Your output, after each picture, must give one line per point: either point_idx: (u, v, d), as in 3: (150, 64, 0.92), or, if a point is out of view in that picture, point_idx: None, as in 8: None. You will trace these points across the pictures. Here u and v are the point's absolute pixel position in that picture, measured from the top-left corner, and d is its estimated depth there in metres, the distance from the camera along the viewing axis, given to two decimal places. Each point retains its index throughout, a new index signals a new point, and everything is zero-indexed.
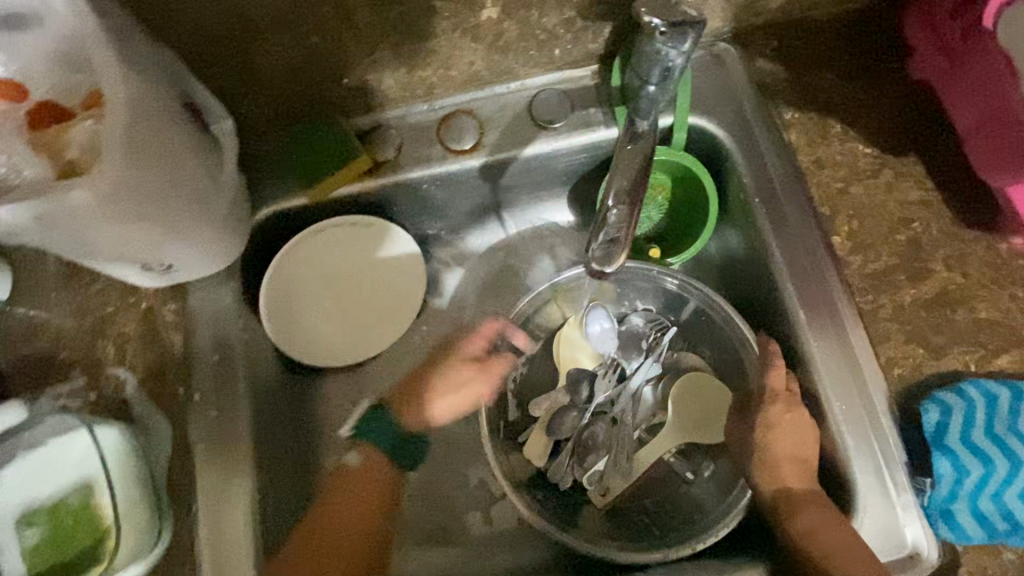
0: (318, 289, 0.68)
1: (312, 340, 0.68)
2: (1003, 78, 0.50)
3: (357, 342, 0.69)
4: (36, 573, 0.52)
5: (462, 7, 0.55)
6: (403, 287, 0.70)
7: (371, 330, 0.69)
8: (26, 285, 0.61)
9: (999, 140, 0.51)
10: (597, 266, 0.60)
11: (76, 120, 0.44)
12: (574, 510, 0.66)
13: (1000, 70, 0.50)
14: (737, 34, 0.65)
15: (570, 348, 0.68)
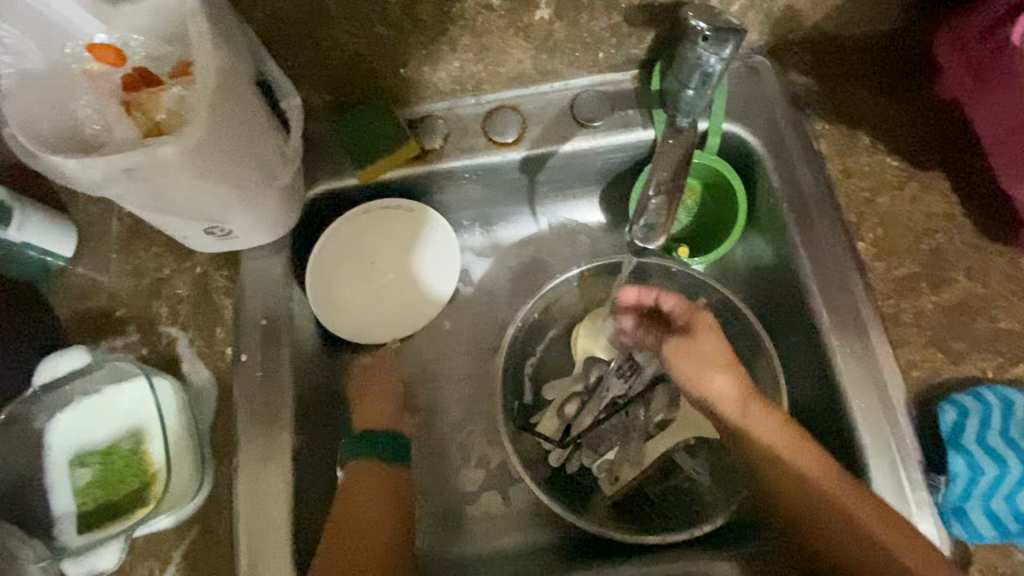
0: (356, 272, 0.72)
1: (351, 316, 0.71)
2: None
3: (393, 321, 0.72)
4: (87, 509, 0.56)
5: (517, 7, 0.59)
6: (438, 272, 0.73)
7: (405, 311, 0.72)
8: (90, 245, 0.66)
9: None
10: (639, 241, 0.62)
11: (166, 86, 0.48)
12: (584, 494, 0.68)
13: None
14: (773, 48, 0.68)
15: (588, 338, 0.71)
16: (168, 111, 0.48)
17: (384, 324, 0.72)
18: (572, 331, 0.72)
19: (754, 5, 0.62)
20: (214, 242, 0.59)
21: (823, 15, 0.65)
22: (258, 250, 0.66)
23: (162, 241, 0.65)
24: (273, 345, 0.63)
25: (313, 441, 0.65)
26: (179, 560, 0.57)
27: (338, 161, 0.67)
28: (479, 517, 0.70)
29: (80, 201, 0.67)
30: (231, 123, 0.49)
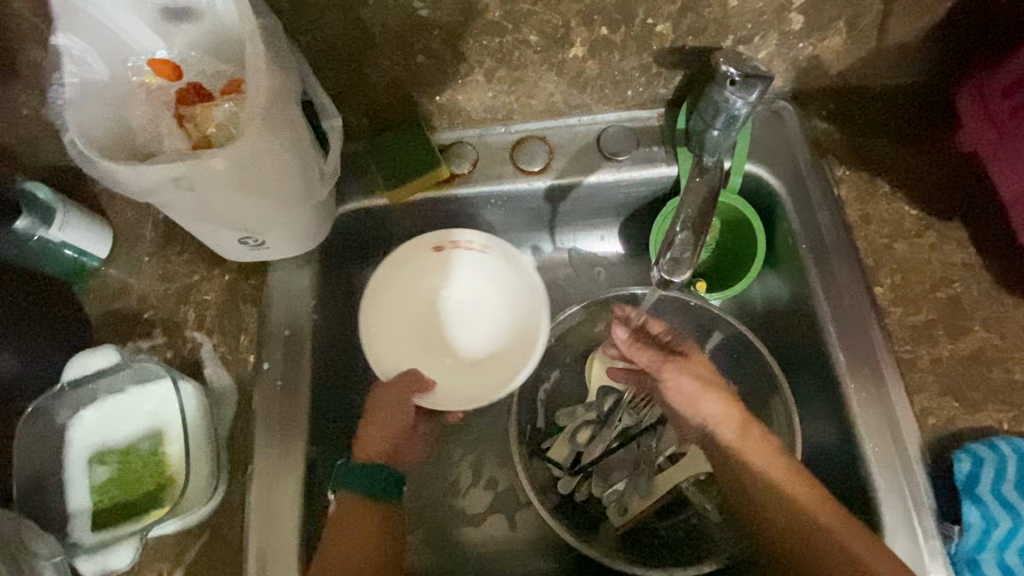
0: (427, 327, 0.71)
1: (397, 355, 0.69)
2: None
3: (469, 381, 0.69)
4: (101, 508, 0.57)
5: (553, 44, 0.61)
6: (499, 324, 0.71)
7: (484, 369, 0.69)
8: (124, 248, 0.68)
9: None
10: (665, 275, 0.60)
11: (217, 102, 0.50)
12: (591, 523, 0.67)
13: None
14: (796, 94, 0.70)
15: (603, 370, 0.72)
16: (219, 124, 0.50)
17: (455, 384, 0.69)
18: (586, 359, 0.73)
19: (781, 53, 0.65)
20: (247, 251, 0.61)
21: (847, 66, 0.67)
22: (286, 262, 0.67)
23: (194, 247, 0.67)
24: (294, 356, 0.64)
25: (328, 452, 0.66)
26: (188, 563, 0.57)
27: (370, 181, 0.69)
28: (485, 540, 0.70)
29: (118, 205, 0.69)
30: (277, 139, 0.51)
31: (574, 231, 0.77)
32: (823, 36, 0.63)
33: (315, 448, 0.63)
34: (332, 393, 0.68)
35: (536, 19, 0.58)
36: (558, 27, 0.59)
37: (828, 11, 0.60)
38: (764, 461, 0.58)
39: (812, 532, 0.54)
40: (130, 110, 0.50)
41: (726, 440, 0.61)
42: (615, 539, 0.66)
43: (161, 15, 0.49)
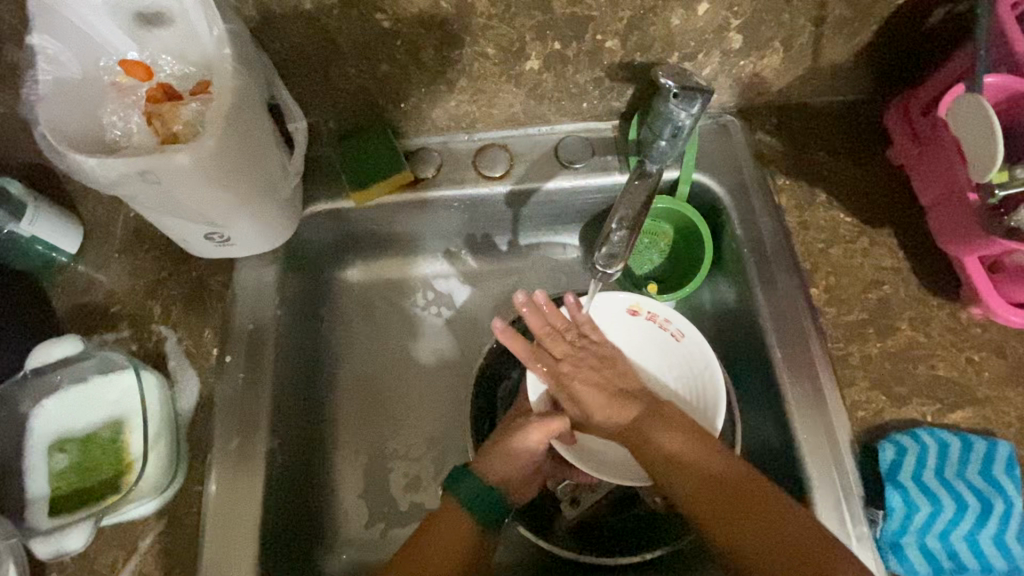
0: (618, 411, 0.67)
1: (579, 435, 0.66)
2: (955, 165, 0.58)
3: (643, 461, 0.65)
4: (59, 494, 0.58)
5: (510, 57, 0.65)
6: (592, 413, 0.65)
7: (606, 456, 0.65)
8: (94, 244, 0.70)
9: (954, 216, 0.60)
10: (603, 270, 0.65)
11: (184, 102, 0.53)
12: (544, 515, 0.70)
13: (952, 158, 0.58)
14: (741, 109, 0.75)
15: None
16: (185, 123, 0.53)
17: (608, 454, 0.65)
18: None
19: (724, 70, 0.69)
20: (213, 247, 0.64)
21: (787, 83, 0.72)
22: (253, 259, 0.70)
23: (163, 245, 0.70)
24: (258, 350, 0.66)
25: (289, 445, 0.68)
26: (144, 550, 0.58)
27: (337, 183, 0.72)
28: None
29: (90, 203, 0.71)
30: (241, 139, 0.54)
31: (535, 235, 0.81)
32: (762, 55, 0.68)
33: (275, 440, 0.65)
34: (295, 386, 0.71)
35: (492, 32, 0.62)
36: (514, 41, 0.63)
37: (764, 32, 0.65)
38: (674, 446, 0.60)
39: (744, 513, 0.55)
40: (101, 108, 0.53)
41: (622, 426, 0.64)
42: (567, 531, 0.69)
43: (134, 20, 0.52)
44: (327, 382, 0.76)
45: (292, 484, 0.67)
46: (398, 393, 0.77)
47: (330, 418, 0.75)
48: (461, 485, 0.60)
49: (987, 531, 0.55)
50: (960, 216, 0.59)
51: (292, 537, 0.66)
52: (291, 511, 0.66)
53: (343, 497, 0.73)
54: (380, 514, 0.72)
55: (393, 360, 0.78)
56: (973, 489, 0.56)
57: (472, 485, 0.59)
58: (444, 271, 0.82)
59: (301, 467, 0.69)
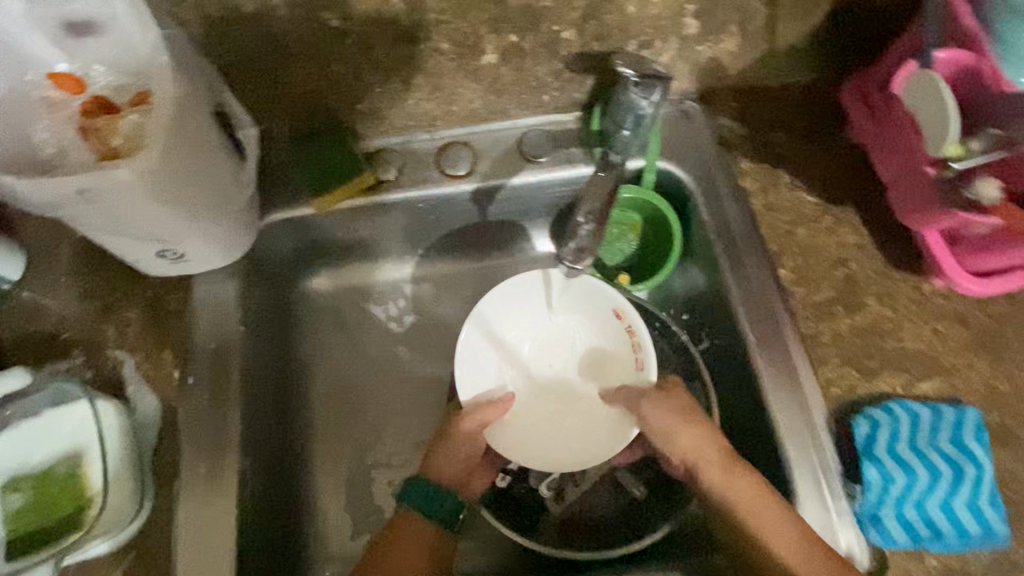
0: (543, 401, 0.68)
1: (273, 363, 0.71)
2: (911, 137, 0.57)
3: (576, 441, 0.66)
4: (17, 536, 0.55)
5: (465, 51, 0.63)
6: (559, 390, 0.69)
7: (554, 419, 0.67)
8: (38, 270, 0.66)
9: (910, 190, 0.59)
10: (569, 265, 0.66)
11: (123, 114, 0.50)
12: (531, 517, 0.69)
13: (908, 131, 0.57)
14: (702, 95, 0.75)
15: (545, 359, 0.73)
16: (126, 136, 0.49)
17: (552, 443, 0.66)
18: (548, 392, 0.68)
19: (682, 56, 0.69)
20: (167, 264, 0.61)
21: (745, 66, 0.72)
22: (210, 275, 0.67)
23: (114, 265, 0.66)
24: (222, 366, 0.64)
25: (262, 464, 0.65)
26: None
27: (295, 190, 0.70)
28: None
29: (31, 225, 0.67)
30: (187, 151, 0.51)
31: (506, 231, 0.80)
32: (719, 39, 0.68)
33: (247, 458, 0.63)
34: (266, 398, 0.69)
35: (445, 27, 0.60)
36: (468, 35, 0.62)
37: (720, 16, 0.65)
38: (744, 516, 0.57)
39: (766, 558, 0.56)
40: (32, 126, 0.49)
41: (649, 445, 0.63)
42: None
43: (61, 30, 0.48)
44: (300, 395, 0.74)
45: (268, 502, 0.65)
46: (374, 401, 0.75)
47: (305, 432, 0.73)
48: (413, 494, 0.61)
49: (960, 497, 0.56)
50: (918, 190, 0.58)
51: (271, 553, 0.64)
52: (269, 525, 0.64)
53: (323, 512, 0.71)
54: (364, 525, 0.71)
55: (368, 369, 0.77)
56: (947, 457, 0.57)
57: (423, 490, 0.60)
58: (416, 273, 0.81)
59: (277, 484, 0.67)
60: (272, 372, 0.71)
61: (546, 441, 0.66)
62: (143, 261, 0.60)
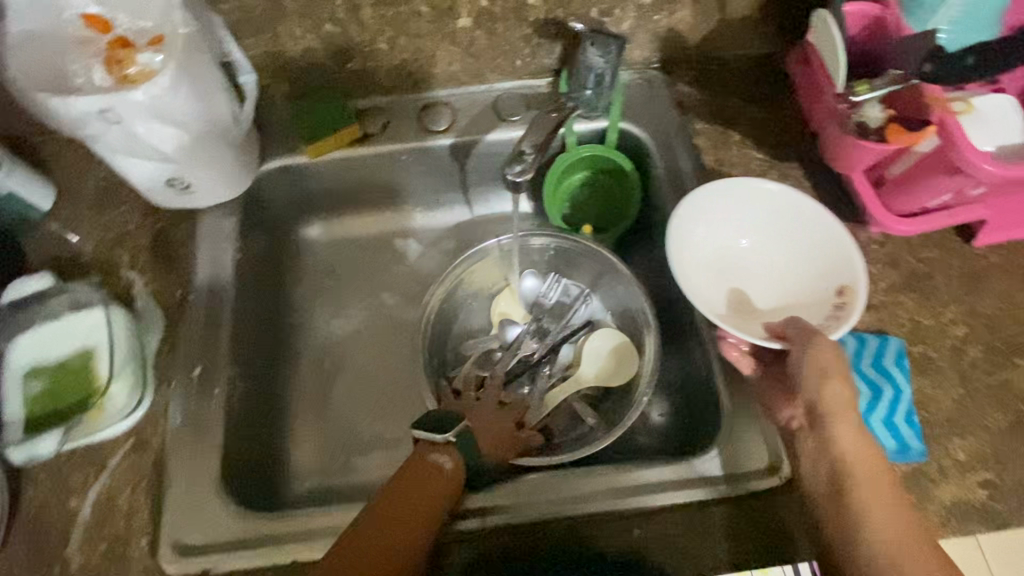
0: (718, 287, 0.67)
1: (265, 295, 0.79)
2: (825, 83, 0.64)
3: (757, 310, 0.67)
4: (33, 416, 0.63)
5: (442, 14, 0.72)
6: (727, 269, 0.68)
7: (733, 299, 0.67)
8: (65, 204, 0.76)
9: (830, 132, 0.64)
10: (512, 176, 0.67)
11: (142, 51, 0.59)
12: None
13: (823, 77, 0.64)
14: (663, 64, 0.82)
15: (506, 302, 0.81)
16: (141, 67, 0.58)
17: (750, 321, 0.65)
18: (707, 281, 0.67)
19: (641, 25, 0.76)
20: (174, 195, 0.70)
21: (701, 37, 0.79)
22: (214, 211, 0.76)
23: (131, 201, 0.75)
24: (218, 289, 0.72)
25: (250, 378, 0.73)
26: (113, 467, 0.62)
27: (292, 142, 0.79)
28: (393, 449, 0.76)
29: (62, 166, 0.77)
30: (194, 83, 0.60)
31: (483, 189, 0.87)
32: (673, 9, 0.75)
33: (237, 368, 0.70)
34: (259, 323, 0.77)
35: None
36: None
37: None
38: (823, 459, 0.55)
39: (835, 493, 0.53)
40: (65, 55, 0.58)
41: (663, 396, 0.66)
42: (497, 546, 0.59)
43: None
44: (291, 330, 0.82)
45: (254, 412, 0.72)
46: (357, 337, 0.83)
47: (294, 360, 0.80)
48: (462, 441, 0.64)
49: (878, 415, 0.61)
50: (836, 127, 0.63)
51: (250, 459, 0.69)
52: (251, 434, 0.70)
53: (305, 430, 0.77)
54: (343, 445, 0.77)
55: (355, 309, 0.84)
56: (867, 378, 0.62)
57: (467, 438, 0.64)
58: (401, 227, 0.88)
59: (265, 401, 0.74)
60: (265, 302, 0.78)
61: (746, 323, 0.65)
62: (155, 190, 0.69)
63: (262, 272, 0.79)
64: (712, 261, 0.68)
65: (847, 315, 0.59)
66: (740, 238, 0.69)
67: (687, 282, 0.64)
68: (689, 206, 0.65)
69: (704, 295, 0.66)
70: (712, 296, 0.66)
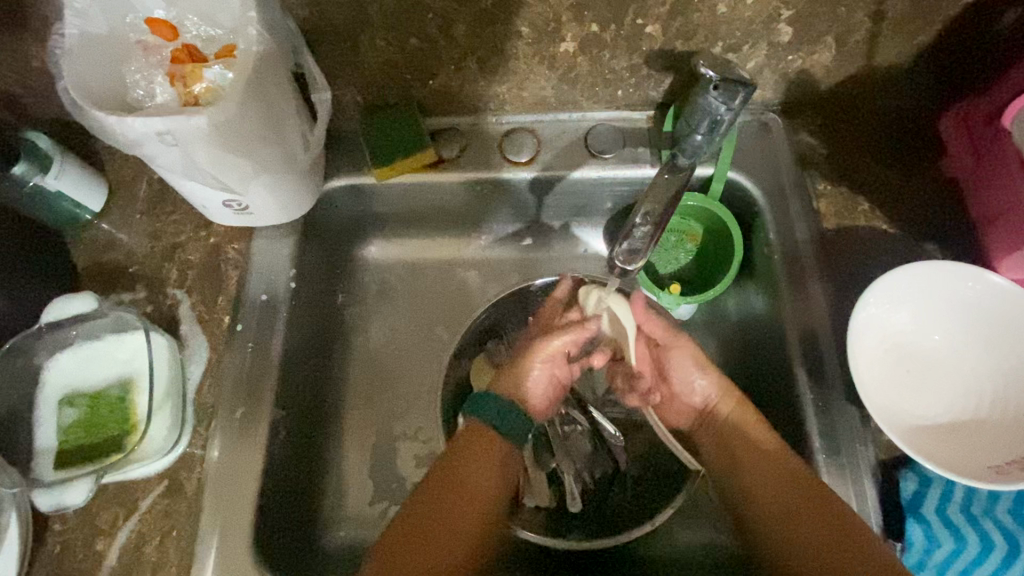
0: (899, 384, 0.56)
1: (316, 322, 0.73)
2: (1014, 174, 0.56)
3: (954, 425, 0.54)
4: (65, 448, 0.58)
5: (544, 36, 0.62)
6: (914, 365, 0.57)
7: (922, 403, 0.55)
8: (115, 204, 0.70)
9: (1008, 226, 0.57)
10: (620, 262, 0.63)
11: (209, 64, 0.52)
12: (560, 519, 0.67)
13: (1012, 166, 0.56)
14: (786, 107, 0.71)
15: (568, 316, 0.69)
16: (207, 84, 0.52)
17: (941, 437, 0.54)
18: (883, 379, 0.56)
19: (770, 64, 0.65)
20: (231, 215, 0.64)
21: (838, 81, 0.67)
22: (269, 230, 0.69)
23: (185, 209, 0.70)
24: (268, 319, 0.66)
25: (294, 416, 0.67)
26: (144, 510, 0.58)
27: (359, 159, 0.71)
28: None
29: (116, 162, 0.72)
30: (263, 104, 0.53)
31: (558, 224, 0.79)
32: (812, 50, 0.64)
33: (280, 409, 0.65)
34: (308, 353, 0.71)
35: (527, 11, 0.60)
36: (549, 20, 0.61)
37: (816, 26, 0.61)
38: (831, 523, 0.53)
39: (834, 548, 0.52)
40: (126, 66, 0.52)
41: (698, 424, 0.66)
42: None
43: None
44: (337, 362, 0.75)
45: (294, 453, 0.67)
46: (407, 373, 0.76)
47: (338, 393, 0.74)
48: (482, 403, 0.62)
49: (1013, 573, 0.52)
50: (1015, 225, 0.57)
51: (284, 507, 0.64)
52: (287, 479, 0.65)
53: (345, 471, 0.71)
54: (383, 493, 0.71)
55: (408, 342, 0.77)
56: (1003, 528, 0.53)
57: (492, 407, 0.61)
58: (463, 256, 0.80)
59: (307, 438, 0.69)
60: (315, 330, 0.72)
61: (936, 438, 0.54)
62: (210, 209, 0.63)
63: (317, 298, 0.73)
64: (898, 355, 0.57)
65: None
66: (933, 332, 0.57)
67: (858, 374, 0.55)
68: (897, 272, 0.55)
69: (881, 392, 0.55)
70: (892, 396, 0.56)
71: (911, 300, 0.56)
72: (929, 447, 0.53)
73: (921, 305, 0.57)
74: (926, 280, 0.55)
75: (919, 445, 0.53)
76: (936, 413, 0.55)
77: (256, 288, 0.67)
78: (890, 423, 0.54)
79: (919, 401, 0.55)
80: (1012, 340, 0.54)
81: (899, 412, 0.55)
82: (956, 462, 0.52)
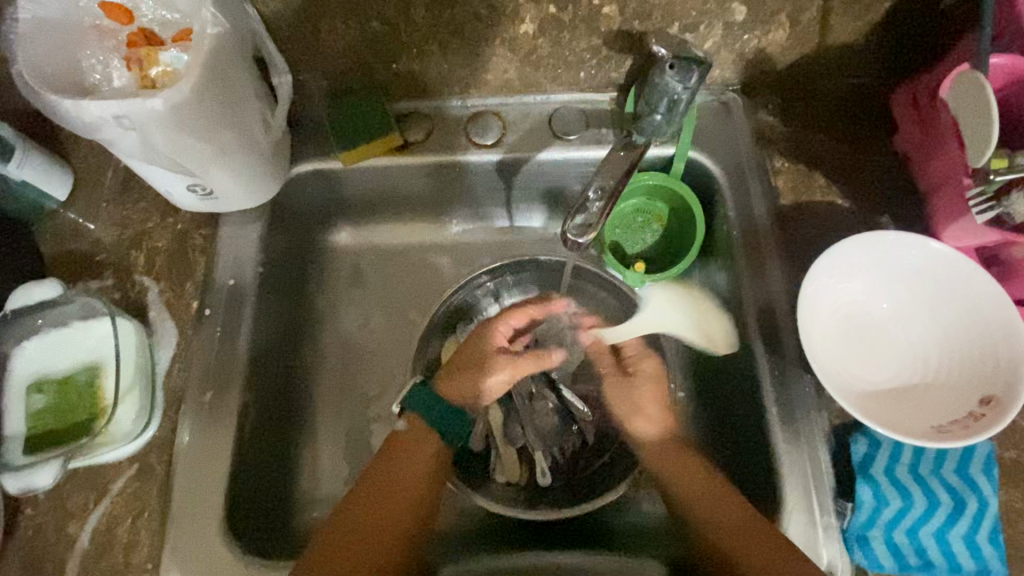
0: (850, 351, 0.58)
1: (287, 307, 0.73)
2: (951, 147, 0.58)
3: (902, 388, 0.56)
4: (34, 434, 0.59)
5: (503, 19, 0.63)
6: (864, 332, 0.59)
7: (872, 368, 0.58)
8: (81, 194, 0.70)
9: (952, 196, 0.59)
10: (572, 236, 0.62)
11: (165, 48, 0.52)
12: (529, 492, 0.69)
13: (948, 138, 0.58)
14: (745, 87, 0.72)
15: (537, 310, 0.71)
16: (164, 68, 0.52)
17: (889, 399, 0.56)
18: (835, 346, 0.58)
19: (727, 44, 0.67)
20: (197, 200, 0.64)
21: (793, 61, 0.69)
22: (236, 217, 0.70)
23: (152, 197, 0.70)
24: (235, 305, 0.67)
25: (266, 399, 0.68)
26: (115, 493, 0.59)
27: (325, 144, 0.72)
28: None
29: (80, 151, 0.71)
30: (218, 87, 0.53)
31: (526, 207, 0.80)
32: (767, 30, 0.65)
33: (250, 393, 0.65)
34: (279, 337, 0.71)
35: None
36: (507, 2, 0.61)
37: (769, 5, 0.62)
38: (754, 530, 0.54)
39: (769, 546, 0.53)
40: (81, 50, 0.52)
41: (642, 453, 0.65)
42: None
43: None
44: (309, 347, 0.76)
45: (265, 436, 0.67)
46: (379, 356, 0.76)
47: (310, 377, 0.75)
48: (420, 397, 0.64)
49: (958, 530, 0.54)
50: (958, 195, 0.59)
51: (256, 489, 0.65)
52: (258, 461, 0.66)
53: (318, 454, 0.72)
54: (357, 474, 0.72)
55: (379, 325, 0.78)
56: (947, 486, 0.56)
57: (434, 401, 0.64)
58: (433, 241, 0.81)
59: (279, 422, 0.70)
60: (286, 315, 0.73)
61: (884, 401, 0.56)
62: (172, 193, 0.63)
63: (287, 283, 0.74)
64: (848, 323, 0.59)
65: (984, 428, 0.51)
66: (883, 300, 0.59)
67: (810, 342, 0.56)
68: (844, 244, 0.57)
69: (833, 359, 0.57)
70: (842, 362, 0.58)
71: (860, 270, 0.58)
72: (878, 409, 0.55)
73: (871, 275, 0.59)
74: (872, 248, 0.57)
75: (869, 408, 0.55)
76: (885, 377, 0.57)
77: (224, 274, 0.67)
78: (841, 388, 0.56)
79: (869, 366, 0.58)
80: (956, 305, 0.57)
81: (850, 377, 0.57)
82: (905, 424, 0.54)
